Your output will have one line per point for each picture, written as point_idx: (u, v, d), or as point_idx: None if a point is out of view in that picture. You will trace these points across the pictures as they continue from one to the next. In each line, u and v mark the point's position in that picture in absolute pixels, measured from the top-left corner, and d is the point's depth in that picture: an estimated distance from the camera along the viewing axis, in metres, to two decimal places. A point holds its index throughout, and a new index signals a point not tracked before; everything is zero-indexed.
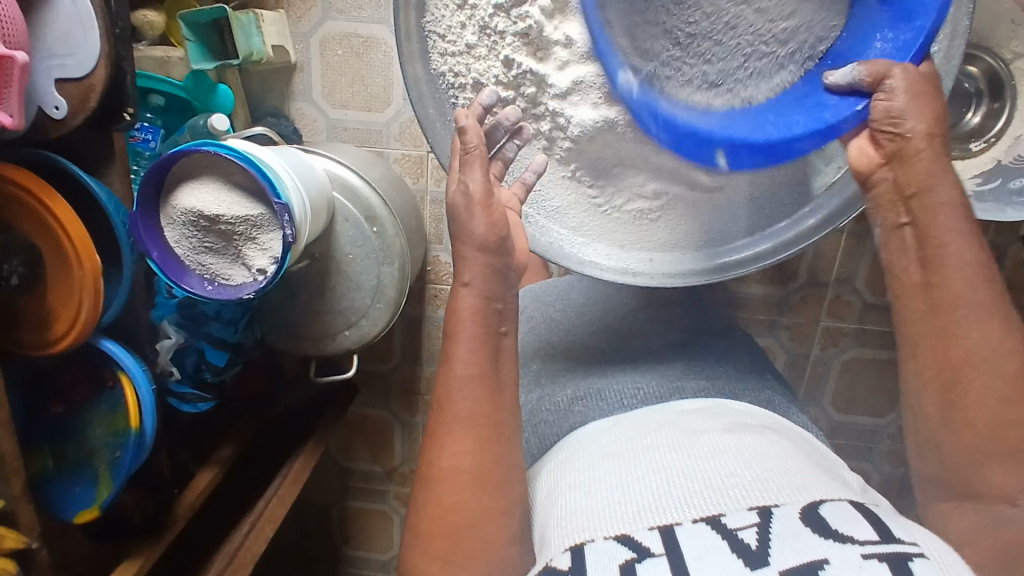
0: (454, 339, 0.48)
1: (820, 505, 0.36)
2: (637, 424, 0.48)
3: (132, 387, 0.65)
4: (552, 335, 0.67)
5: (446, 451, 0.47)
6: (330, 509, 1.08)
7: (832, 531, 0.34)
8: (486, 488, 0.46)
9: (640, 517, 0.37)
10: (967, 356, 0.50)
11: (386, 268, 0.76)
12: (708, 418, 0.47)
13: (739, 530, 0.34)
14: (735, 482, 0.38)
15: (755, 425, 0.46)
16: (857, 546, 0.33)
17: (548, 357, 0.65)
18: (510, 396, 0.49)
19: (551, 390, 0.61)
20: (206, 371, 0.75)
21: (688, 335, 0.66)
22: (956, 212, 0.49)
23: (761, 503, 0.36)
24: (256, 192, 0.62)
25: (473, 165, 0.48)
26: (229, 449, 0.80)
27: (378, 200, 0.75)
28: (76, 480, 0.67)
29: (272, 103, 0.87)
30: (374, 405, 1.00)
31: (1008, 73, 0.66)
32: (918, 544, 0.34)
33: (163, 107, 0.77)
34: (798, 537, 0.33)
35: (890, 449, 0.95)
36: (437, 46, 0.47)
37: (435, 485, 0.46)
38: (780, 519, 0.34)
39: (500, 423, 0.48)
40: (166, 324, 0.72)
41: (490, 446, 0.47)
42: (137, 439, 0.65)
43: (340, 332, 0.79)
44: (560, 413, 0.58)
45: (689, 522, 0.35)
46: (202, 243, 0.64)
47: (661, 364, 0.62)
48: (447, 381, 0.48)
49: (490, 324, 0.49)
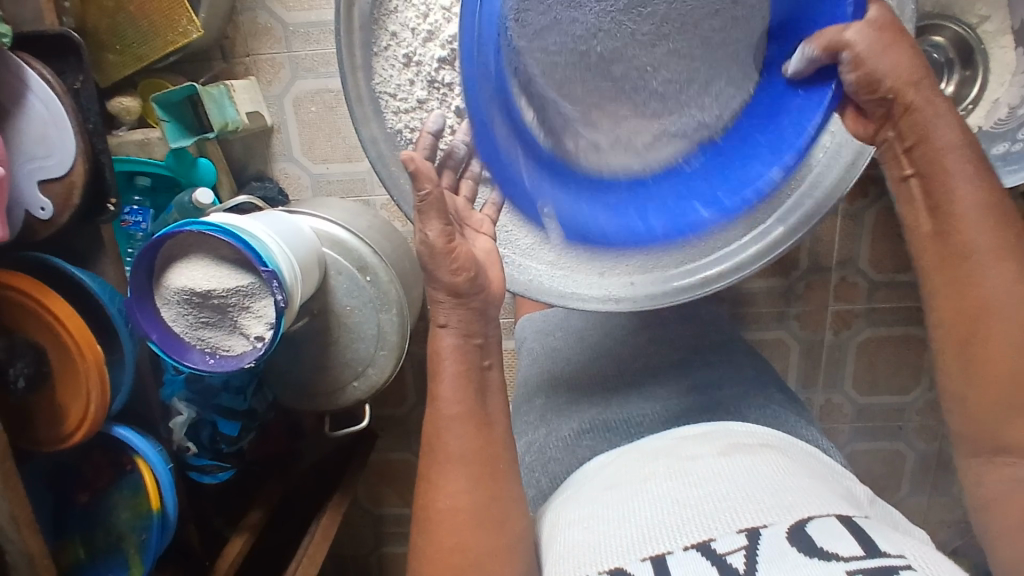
0: (437, 375, 0.49)
1: (806, 523, 0.35)
2: (637, 449, 0.46)
3: (149, 469, 0.66)
4: (554, 365, 0.66)
5: (442, 492, 0.47)
6: (367, 556, 1.08)
7: (817, 549, 0.33)
8: (488, 526, 0.45)
9: (632, 549, 0.35)
10: (986, 304, 0.49)
11: (386, 315, 0.76)
12: (703, 441, 0.45)
13: (728, 555, 0.33)
14: (727, 503, 0.37)
15: (753, 446, 0.44)
16: (842, 563, 0.32)
17: (551, 390, 0.64)
18: (501, 430, 0.49)
19: (557, 423, 0.61)
20: (222, 443, 0.76)
21: (688, 352, 0.66)
22: (962, 152, 0.49)
23: (749, 525, 0.35)
24: (242, 263, 0.63)
25: (431, 215, 0.45)
26: (259, 513, 0.79)
27: (368, 250, 0.76)
28: (108, 565, 0.67)
29: (255, 167, 0.88)
30: (395, 448, 1.00)
31: (977, 37, 0.66)
32: (904, 556, 0.33)
33: (151, 187, 0.79)
34: (784, 558, 0.32)
35: (922, 426, 0.93)
36: (390, 105, 0.48)
37: (438, 528, 0.46)
38: (767, 541, 0.33)
39: (499, 459, 0.47)
40: (176, 401, 0.73)
41: (486, 481, 0.47)
42: (161, 520, 0.65)
43: (349, 384, 0.79)
44: (567, 450, 0.57)
45: (681, 550, 0.34)
46: (198, 318, 0.65)
47: (663, 385, 0.62)
48: (436, 421, 0.48)
49: (474, 358, 0.49)
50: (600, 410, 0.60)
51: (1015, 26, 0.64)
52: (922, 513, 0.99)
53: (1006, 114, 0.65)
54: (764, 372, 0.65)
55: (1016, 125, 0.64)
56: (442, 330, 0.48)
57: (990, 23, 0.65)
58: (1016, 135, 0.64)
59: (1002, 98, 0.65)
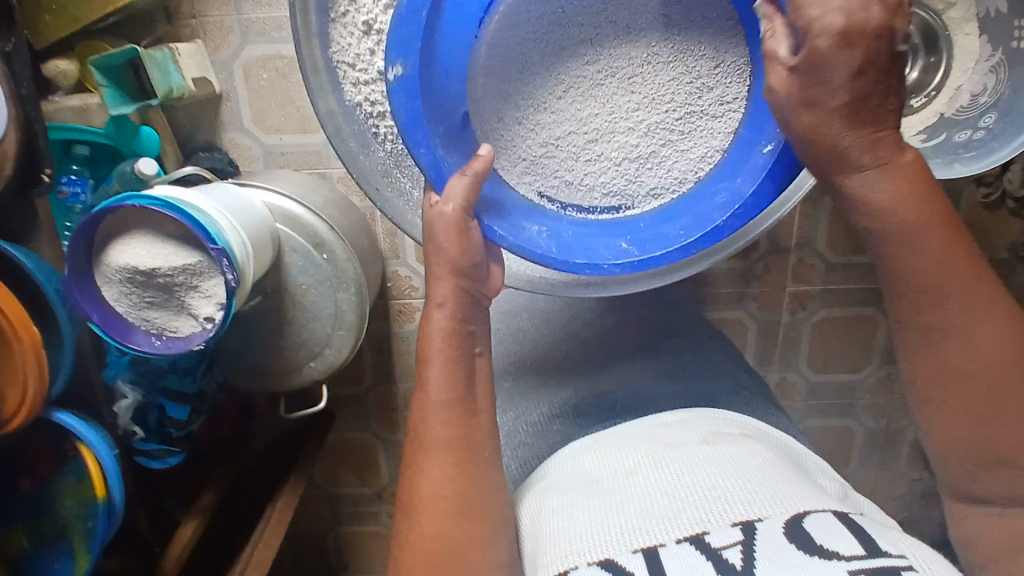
0: (426, 359, 0.47)
1: (804, 517, 0.33)
2: (620, 437, 0.45)
3: (93, 456, 0.62)
4: (521, 348, 0.65)
5: (426, 477, 0.44)
6: (325, 537, 1.07)
7: (818, 547, 0.31)
8: (471, 514, 0.43)
9: (621, 540, 0.34)
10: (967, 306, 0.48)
11: (343, 293, 0.74)
12: (685, 429, 0.44)
13: (724, 550, 0.31)
14: (718, 493, 0.36)
15: (734, 433, 0.43)
16: (843, 562, 0.30)
17: (517, 374, 0.63)
18: (487, 417, 0.47)
19: (526, 408, 0.60)
20: (172, 427, 0.73)
21: (655, 334, 0.66)
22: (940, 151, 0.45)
23: (744, 517, 0.33)
24: (189, 240, 0.60)
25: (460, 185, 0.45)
26: (211, 496, 0.76)
27: (323, 226, 0.73)
28: (54, 553, 0.64)
29: (202, 137, 0.83)
30: (354, 428, 0.99)
31: (942, 24, 0.65)
32: (905, 554, 0.31)
33: (89, 157, 0.74)
34: (782, 554, 0.30)
35: (871, 402, 0.96)
36: (348, 76, 0.45)
37: (421, 517, 0.43)
38: (764, 534, 0.32)
39: (469, 446, 0.45)
40: (120, 384, 0.70)
41: (468, 469, 0.44)
42: (106, 507, 0.62)
43: (306, 364, 0.77)
44: (538, 434, 0.56)
45: (674, 543, 0.33)
46: (143, 298, 0.61)
47: (633, 364, 0.62)
48: (423, 407, 0.46)
49: (460, 341, 0.48)
50: (568, 394, 0.59)
51: (980, 13, 0.64)
52: (867, 486, 1.03)
53: (968, 102, 0.65)
54: (727, 354, 0.65)
55: (978, 113, 0.65)
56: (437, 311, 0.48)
57: (956, 10, 0.65)
58: (977, 123, 0.65)
59: (965, 85, 0.66)
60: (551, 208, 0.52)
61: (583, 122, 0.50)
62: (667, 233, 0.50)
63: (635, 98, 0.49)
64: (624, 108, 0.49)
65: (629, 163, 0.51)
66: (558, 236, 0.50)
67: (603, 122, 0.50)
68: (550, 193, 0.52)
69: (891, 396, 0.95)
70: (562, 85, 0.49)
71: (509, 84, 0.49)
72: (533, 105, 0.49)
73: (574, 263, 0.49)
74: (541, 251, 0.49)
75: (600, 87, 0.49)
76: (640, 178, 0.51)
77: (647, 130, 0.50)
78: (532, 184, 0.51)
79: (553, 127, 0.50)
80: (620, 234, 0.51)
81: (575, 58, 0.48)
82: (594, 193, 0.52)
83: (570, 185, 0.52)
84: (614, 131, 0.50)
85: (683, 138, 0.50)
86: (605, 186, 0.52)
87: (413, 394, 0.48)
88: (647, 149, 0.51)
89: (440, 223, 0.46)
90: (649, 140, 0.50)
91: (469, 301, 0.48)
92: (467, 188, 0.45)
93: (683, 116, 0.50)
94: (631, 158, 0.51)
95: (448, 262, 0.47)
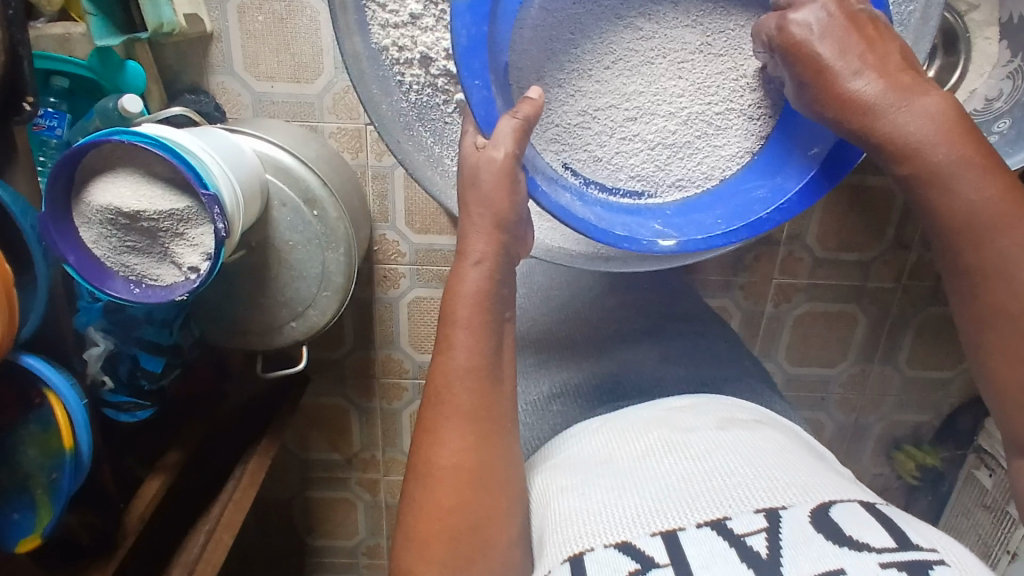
0: (453, 322, 0.46)
1: (831, 508, 0.35)
2: (630, 416, 0.47)
3: (61, 405, 0.59)
4: (522, 324, 0.67)
5: (444, 447, 0.43)
6: (290, 501, 1.06)
7: (846, 537, 0.33)
8: (489, 485, 0.43)
9: (640, 521, 0.36)
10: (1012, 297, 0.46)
11: (331, 253, 0.71)
12: (696, 413, 0.47)
13: (747, 537, 0.34)
14: (737, 479, 0.38)
15: (748, 420, 0.46)
16: (874, 554, 0.32)
17: (519, 350, 0.64)
18: (511, 387, 0.47)
19: (527, 386, 0.61)
20: (143, 378, 0.70)
21: (659, 319, 0.67)
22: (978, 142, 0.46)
23: (767, 504, 0.35)
24: (180, 184, 0.56)
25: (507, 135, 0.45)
26: (177, 453, 0.73)
27: (316, 180, 0.70)
28: (13, 505, 0.60)
29: (188, 79, 0.79)
30: (328, 392, 0.97)
31: (963, 25, 0.66)
32: (937, 549, 0.34)
33: (68, 89, 0.69)
34: (810, 544, 0.33)
35: (843, 397, 0.98)
36: (377, 17, 0.48)
37: (437, 485, 0.43)
38: (789, 524, 0.34)
39: (476, 417, 0.44)
40: (92, 331, 0.66)
41: (489, 441, 0.44)
42: (73, 460, 0.59)
43: (287, 324, 0.75)
44: (538, 414, 0.57)
45: (693, 527, 0.35)
46: (123, 242, 0.58)
47: (636, 348, 0.62)
48: (446, 373, 0.45)
49: (492, 307, 0.47)
50: (569, 373, 0.60)
51: (1003, 18, 0.65)
52: None
53: (982, 106, 0.66)
54: (720, 342, 0.66)
55: (991, 117, 0.66)
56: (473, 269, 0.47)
57: (978, 12, 0.66)
58: (991, 127, 0.65)
59: (980, 89, 0.67)
60: (574, 180, 0.54)
61: (626, 97, 0.52)
62: (701, 220, 0.53)
63: (681, 83, 0.52)
64: (669, 91, 0.52)
65: (663, 148, 0.54)
66: (591, 208, 0.51)
67: (646, 102, 0.52)
68: (580, 165, 0.54)
69: (863, 392, 0.97)
70: (613, 56, 0.51)
71: (558, 43, 0.50)
72: (579, 71, 0.51)
73: (612, 234, 0.49)
74: (580, 218, 0.49)
75: (650, 64, 0.51)
76: (669, 167, 0.55)
77: (686, 118, 0.53)
78: (559, 153, 0.53)
79: (595, 97, 0.52)
80: (650, 217, 0.53)
81: (630, 31, 0.51)
82: (620, 173, 0.54)
83: (602, 160, 0.54)
84: (654, 112, 0.53)
85: (717, 132, 0.54)
86: (633, 167, 0.54)
87: (434, 357, 0.46)
88: (682, 132, 0.54)
89: (489, 168, 0.46)
90: (686, 129, 0.53)
91: (502, 266, 0.48)
92: (516, 131, 0.45)
93: (721, 112, 0.54)
94: (666, 144, 0.54)
95: (491, 214, 0.47)
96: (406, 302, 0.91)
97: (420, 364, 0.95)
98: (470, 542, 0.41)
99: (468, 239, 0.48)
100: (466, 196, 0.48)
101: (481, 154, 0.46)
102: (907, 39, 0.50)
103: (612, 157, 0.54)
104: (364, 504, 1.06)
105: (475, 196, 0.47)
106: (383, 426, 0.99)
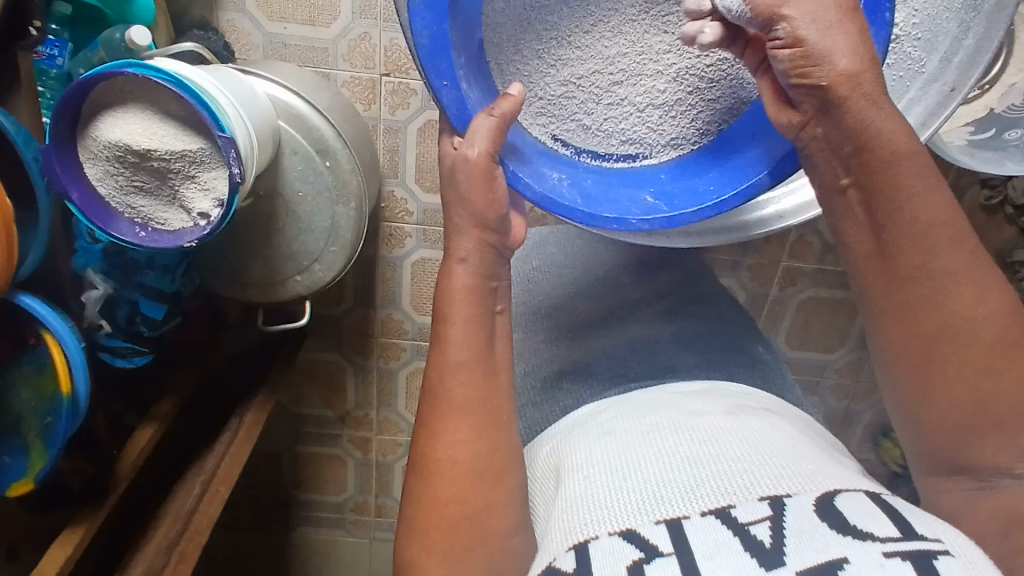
0: (447, 321, 0.46)
1: (834, 497, 0.35)
2: (633, 400, 0.49)
3: (58, 348, 0.57)
4: (533, 300, 0.69)
5: (453, 436, 0.43)
6: (281, 455, 1.05)
7: (850, 527, 0.33)
8: (491, 476, 0.42)
9: (646, 509, 0.36)
10: None
11: (342, 207, 0.69)
12: (705, 398, 0.47)
13: (752, 526, 0.33)
14: (743, 466, 0.38)
15: (756, 409, 0.46)
16: (877, 544, 0.32)
17: (531, 329, 0.65)
18: (505, 378, 0.46)
19: (537, 365, 0.61)
20: (142, 325, 0.67)
21: (676, 301, 0.67)
22: None
23: (771, 493, 0.35)
24: (192, 122, 0.54)
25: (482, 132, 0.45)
26: (170, 403, 0.72)
27: (330, 130, 0.67)
28: (3, 449, 0.59)
29: (196, 15, 0.75)
30: (324, 348, 0.95)
31: None
32: (941, 540, 0.34)
33: (71, 17, 0.66)
34: (813, 535, 0.32)
35: (837, 382, 0.99)
36: None
37: (443, 477, 0.42)
38: (793, 512, 0.34)
39: (492, 409, 0.44)
40: (91, 273, 0.63)
41: (487, 432, 0.44)
42: (70, 405, 0.57)
43: (290, 278, 0.73)
44: (547, 394, 0.57)
45: (698, 516, 0.34)
46: (130, 182, 0.55)
47: (648, 326, 0.63)
48: (440, 368, 0.45)
49: (481, 301, 0.47)
50: (579, 355, 0.61)
51: None
52: None
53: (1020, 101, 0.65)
54: (732, 326, 0.65)
55: None
56: (462, 265, 0.47)
57: None
58: None
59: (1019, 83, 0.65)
60: (565, 153, 0.54)
61: (609, 61, 0.51)
62: (696, 188, 0.52)
63: (666, 38, 0.50)
64: (654, 49, 0.50)
65: (653, 109, 0.52)
66: (580, 185, 0.52)
67: (631, 63, 0.51)
68: (569, 139, 0.54)
69: (858, 379, 0.98)
70: (591, 17, 0.50)
71: (532, 11, 0.49)
72: (558, 38, 0.50)
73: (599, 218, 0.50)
74: (566, 206, 0.50)
75: (631, 23, 0.50)
76: (663, 127, 0.53)
77: (676, 75, 0.51)
78: (547, 126, 0.53)
79: (576, 65, 0.51)
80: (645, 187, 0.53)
81: None
82: (611, 139, 0.54)
83: (593, 126, 0.53)
84: (642, 72, 0.51)
85: (711, 87, 0.52)
86: (624, 132, 0.54)
87: (432, 349, 0.46)
88: (675, 88, 0.52)
89: (464, 168, 0.46)
90: (676, 86, 0.51)
91: None
92: (493, 129, 0.46)
93: (712, 65, 0.51)
94: (657, 104, 0.52)
95: (472, 216, 0.47)
96: (410, 263, 0.89)
97: (420, 326, 0.93)
98: (470, 532, 0.41)
99: (451, 240, 0.48)
100: (447, 198, 0.48)
101: (456, 154, 0.46)
102: (978, 23, 0.47)
103: (603, 122, 0.53)
104: (354, 461, 1.06)
105: (455, 199, 0.48)
106: (378, 385, 0.98)
